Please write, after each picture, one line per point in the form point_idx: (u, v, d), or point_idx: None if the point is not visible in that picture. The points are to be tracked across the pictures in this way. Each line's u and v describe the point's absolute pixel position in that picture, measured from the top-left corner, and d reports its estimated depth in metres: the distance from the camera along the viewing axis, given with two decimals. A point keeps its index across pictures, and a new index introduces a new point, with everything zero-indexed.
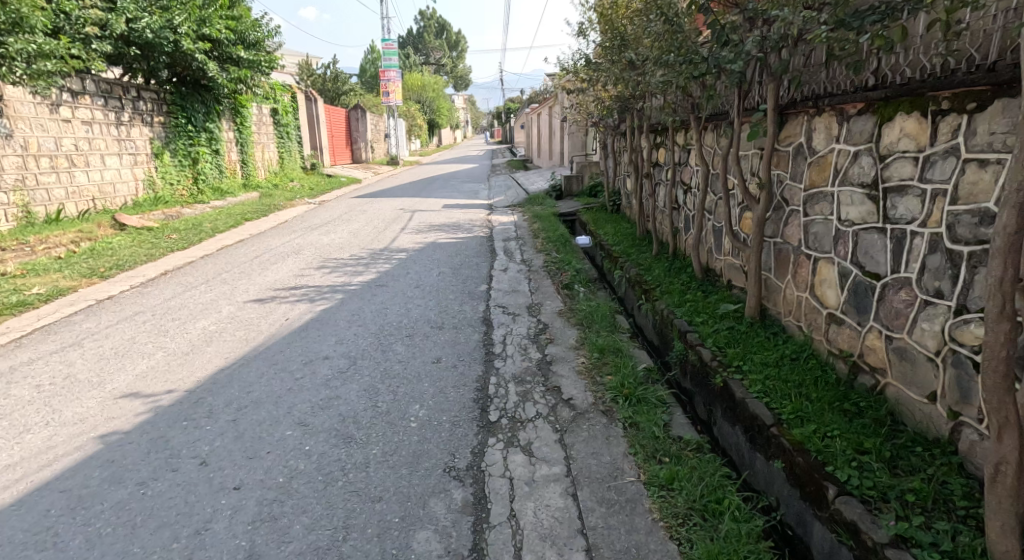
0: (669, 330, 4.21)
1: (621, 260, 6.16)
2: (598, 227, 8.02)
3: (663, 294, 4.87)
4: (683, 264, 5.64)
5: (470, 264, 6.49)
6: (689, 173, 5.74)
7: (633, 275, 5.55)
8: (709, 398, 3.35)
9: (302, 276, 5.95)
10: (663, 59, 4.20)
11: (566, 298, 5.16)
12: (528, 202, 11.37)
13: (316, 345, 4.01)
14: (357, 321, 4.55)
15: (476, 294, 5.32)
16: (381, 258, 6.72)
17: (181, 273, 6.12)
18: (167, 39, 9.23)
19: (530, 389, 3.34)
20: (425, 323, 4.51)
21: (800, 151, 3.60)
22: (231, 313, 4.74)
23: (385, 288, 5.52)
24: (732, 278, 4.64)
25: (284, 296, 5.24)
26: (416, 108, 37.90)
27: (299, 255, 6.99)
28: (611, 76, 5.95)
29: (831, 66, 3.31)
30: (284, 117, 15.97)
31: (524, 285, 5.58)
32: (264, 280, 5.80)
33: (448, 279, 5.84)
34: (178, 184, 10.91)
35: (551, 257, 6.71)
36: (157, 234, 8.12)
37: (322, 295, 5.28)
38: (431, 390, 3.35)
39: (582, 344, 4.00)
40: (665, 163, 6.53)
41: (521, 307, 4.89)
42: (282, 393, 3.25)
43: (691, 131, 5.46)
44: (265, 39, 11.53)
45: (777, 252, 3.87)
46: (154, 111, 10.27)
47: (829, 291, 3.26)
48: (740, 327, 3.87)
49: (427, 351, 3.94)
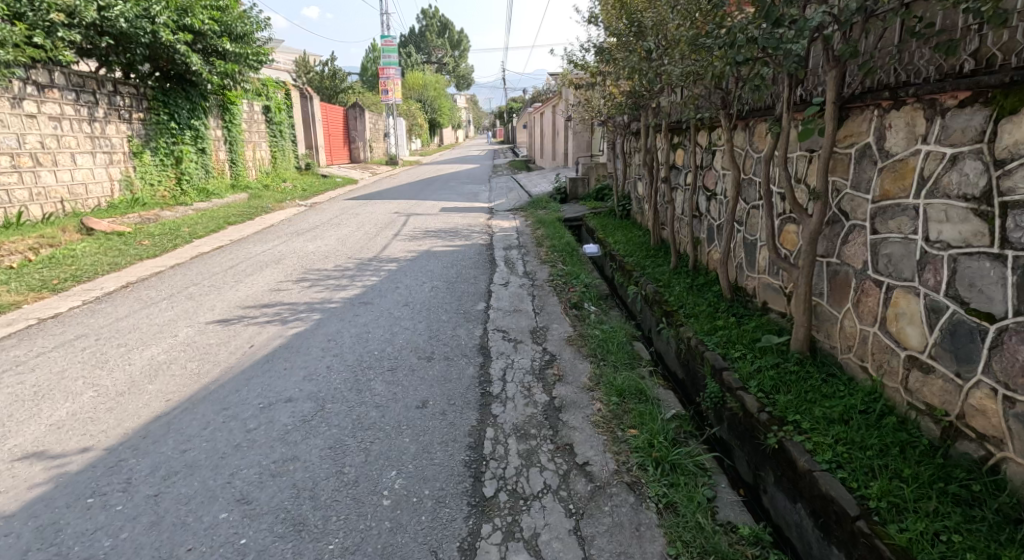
0: (699, 366, 3.57)
1: (636, 274, 5.52)
2: (607, 235, 7.38)
3: (689, 318, 4.23)
4: (707, 280, 5.00)
5: (467, 277, 5.85)
6: (715, 178, 5.10)
7: (651, 293, 4.89)
8: (757, 459, 2.70)
9: (277, 291, 5.30)
10: (696, 44, 3.56)
11: (575, 320, 4.51)
12: (531, 206, 10.72)
13: (278, 382, 3.35)
14: (333, 349, 3.91)
15: (473, 314, 4.67)
16: (369, 270, 6.07)
17: (142, 286, 5.46)
18: (144, 29, 8.62)
19: (536, 448, 2.70)
20: (412, 352, 3.86)
21: (865, 153, 2.95)
22: (188, 337, 4.10)
23: (370, 306, 4.87)
24: (772, 302, 3.99)
25: (253, 315, 4.59)
26: (416, 107, 37.14)
27: (279, 264, 6.35)
28: (626, 68, 5.31)
29: (911, 48, 2.68)
30: (276, 115, 15.32)
31: (527, 304, 4.93)
32: (235, 296, 5.15)
33: (441, 295, 5.19)
34: (160, 185, 10.27)
35: (556, 270, 6.07)
36: (128, 239, 7.48)
37: (297, 315, 4.63)
38: (412, 447, 2.71)
39: (596, 384, 3.35)
40: (684, 166, 5.89)
41: (523, 332, 4.24)
42: (226, 451, 2.60)
43: (718, 129, 4.81)
44: (253, 31, 10.93)
45: (833, 274, 3.23)
46: (132, 107, 9.65)
47: (910, 328, 2.62)
48: (787, 364, 3.23)
49: (412, 392, 3.30)
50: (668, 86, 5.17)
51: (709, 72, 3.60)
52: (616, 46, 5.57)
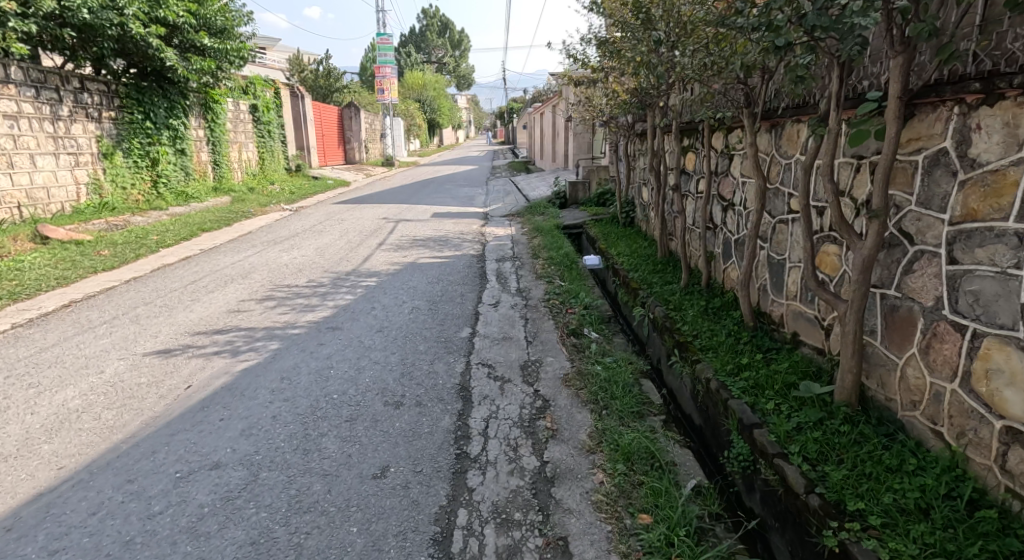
0: (722, 416, 2.95)
1: (642, 293, 4.91)
2: (609, 245, 6.76)
3: (707, 352, 3.61)
4: (725, 302, 4.40)
5: (454, 295, 5.24)
6: (733, 188, 4.52)
7: (660, 317, 4.28)
8: (806, 556, 2.11)
9: (237, 312, 4.69)
10: (722, 26, 2.94)
11: (572, 352, 3.89)
12: (528, 211, 10.10)
13: (207, 440, 2.73)
14: (285, 391, 3.28)
15: (455, 344, 4.04)
16: (344, 287, 5.45)
17: (85, 306, 4.84)
18: (110, 21, 8.08)
19: (519, 545, 2.11)
20: (377, 397, 3.24)
21: (938, 162, 2.34)
22: (115, 373, 3.46)
23: (338, 332, 4.26)
24: (807, 336, 3.38)
25: (200, 345, 3.96)
26: (415, 107, 36.57)
27: (245, 279, 5.73)
28: (633, 60, 4.69)
29: (1010, 25, 2.08)
30: (264, 114, 14.71)
31: (519, 331, 4.31)
32: (187, 319, 4.52)
33: (421, 319, 4.57)
34: (133, 188, 9.69)
35: (553, 286, 5.47)
36: (86, 248, 6.87)
37: (253, 344, 4.02)
38: (359, 542, 2.11)
39: (597, 443, 2.73)
40: (696, 171, 5.29)
41: (512, 368, 3.62)
42: (110, 553, 2.00)
43: (741, 130, 4.20)
44: (233, 25, 10.40)
45: (889, 310, 2.61)
46: (102, 105, 9.11)
47: (1011, 393, 2.01)
48: (834, 420, 2.60)
49: (371, 453, 2.69)
50: (679, 81, 4.58)
51: (741, 58, 2.96)
52: (621, 36, 4.95)
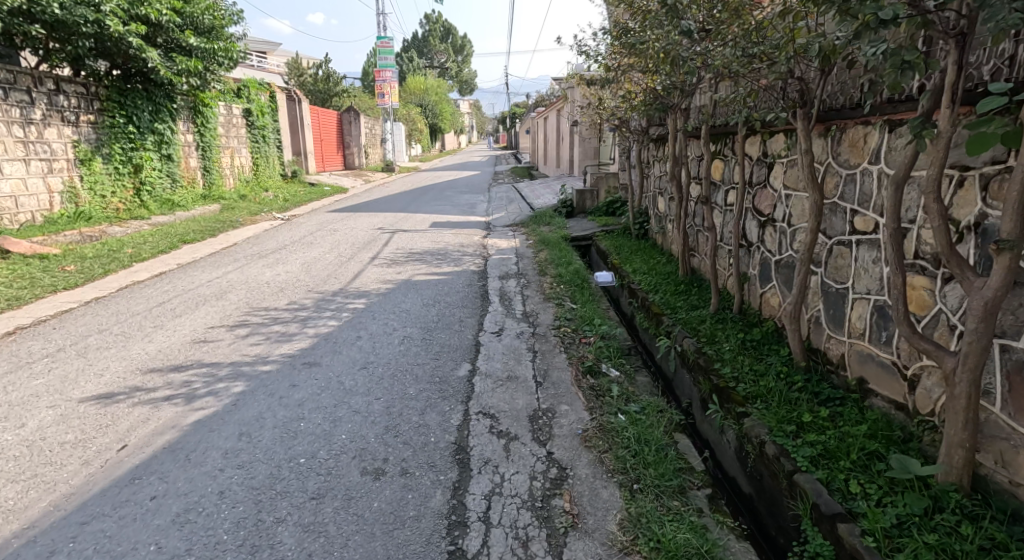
0: (784, 494, 2.33)
1: (667, 321, 4.30)
2: (623, 261, 6.17)
3: (755, 401, 3.00)
4: (766, 335, 3.80)
5: (452, 320, 4.64)
6: (773, 201, 3.93)
7: (692, 351, 3.67)
8: None
9: (202, 343, 4.08)
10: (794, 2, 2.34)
11: (590, 398, 3.28)
12: (532, 221, 9.49)
13: (128, 532, 2.13)
14: (240, 452, 2.67)
15: (451, 387, 3.42)
16: (329, 310, 4.85)
17: (29, 334, 4.25)
18: (85, 17, 7.56)
19: None
20: (354, 463, 2.62)
21: None
22: (38, 427, 2.86)
23: (316, 369, 3.66)
24: (881, 385, 2.76)
25: (150, 386, 3.35)
26: (417, 112, 36.10)
27: (220, 300, 5.13)
28: (658, 56, 4.11)
29: None
30: (259, 119, 14.17)
31: (526, 369, 3.69)
32: (143, 351, 3.91)
33: (413, 353, 3.95)
34: (112, 196, 9.14)
35: (564, 310, 4.87)
36: (50, 263, 6.28)
37: (213, 385, 3.41)
38: None
39: (632, 538, 2.13)
40: (726, 180, 4.71)
41: (519, 421, 3.00)
42: None
43: (789, 135, 3.61)
44: (222, 23, 9.88)
45: (1016, 369, 2.00)
46: (79, 107, 8.59)
47: None
48: (946, 514, 1.99)
49: (338, 552, 2.08)
50: (711, 79, 4.00)
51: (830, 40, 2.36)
52: (641, 28, 4.37)
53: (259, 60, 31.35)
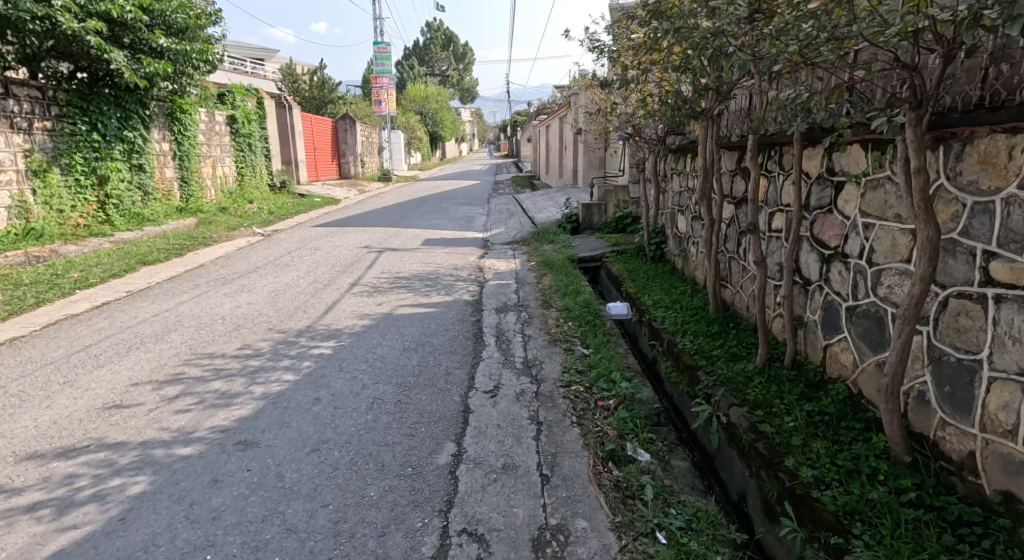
0: None
1: (703, 379, 3.42)
2: (640, 291, 5.29)
3: (853, 523, 2.12)
4: (841, 405, 2.91)
5: (434, 372, 3.76)
6: (843, 229, 3.07)
7: (747, 429, 2.79)
8: None
9: (114, 408, 3.20)
10: None
11: (616, 505, 2.40)
12: (534, 238, 8.64)
13: None
14: None
15: (427, 484, 2.54)
16: (286, 358, 3.96)
17: None
18: (32, 12, 6.76)
19: None
20: None
21: None
22: None
23: (249, 453, 2.76)
24: None
25: (17, 485, 2.47)
26: (416, 120, 35.38)
27: (158, 343, 4.25)
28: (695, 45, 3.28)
29: None
30: (244, 126, 13.33)
31: (528, 453, 2.79)
32: (33, 421, 3.04)
33: (382, 425, 3.04)
34: (71, 210, 8.28)
35: (573, 357, 3.99)
36: None
37: (103, 480, 2.53)
38: None
39: None
40: (772, 201, 3.86)
41: (518, 551, 2.13)
42: None
43: (877, 146, 2.75)
44: (196, 22, 9.08)
45: None
46: (33, 113, 7.75)
47: None
48: None
49: None
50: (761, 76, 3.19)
51: None
52: (671, 13, 3.52)
53: (255, 68, 30.62)
